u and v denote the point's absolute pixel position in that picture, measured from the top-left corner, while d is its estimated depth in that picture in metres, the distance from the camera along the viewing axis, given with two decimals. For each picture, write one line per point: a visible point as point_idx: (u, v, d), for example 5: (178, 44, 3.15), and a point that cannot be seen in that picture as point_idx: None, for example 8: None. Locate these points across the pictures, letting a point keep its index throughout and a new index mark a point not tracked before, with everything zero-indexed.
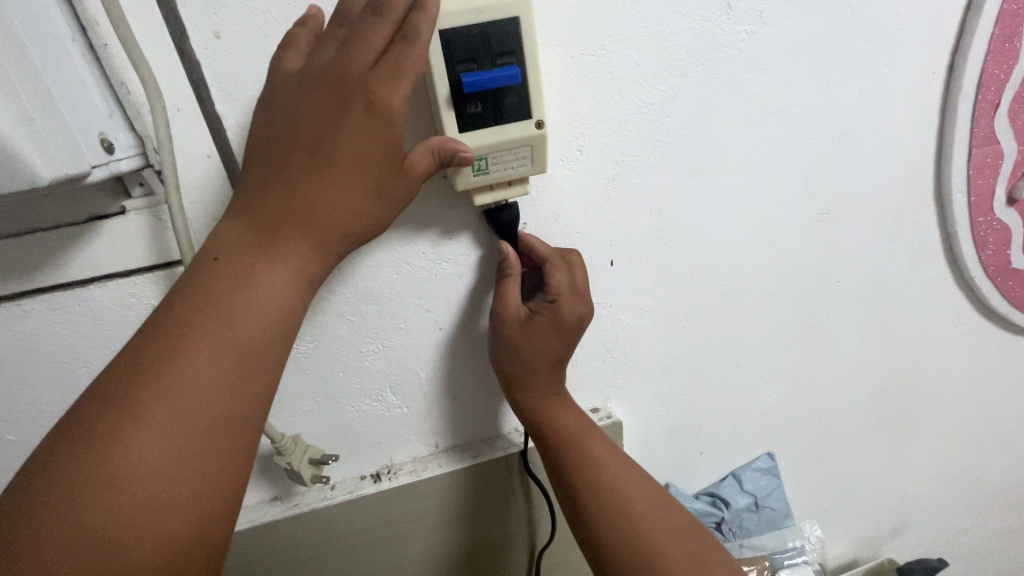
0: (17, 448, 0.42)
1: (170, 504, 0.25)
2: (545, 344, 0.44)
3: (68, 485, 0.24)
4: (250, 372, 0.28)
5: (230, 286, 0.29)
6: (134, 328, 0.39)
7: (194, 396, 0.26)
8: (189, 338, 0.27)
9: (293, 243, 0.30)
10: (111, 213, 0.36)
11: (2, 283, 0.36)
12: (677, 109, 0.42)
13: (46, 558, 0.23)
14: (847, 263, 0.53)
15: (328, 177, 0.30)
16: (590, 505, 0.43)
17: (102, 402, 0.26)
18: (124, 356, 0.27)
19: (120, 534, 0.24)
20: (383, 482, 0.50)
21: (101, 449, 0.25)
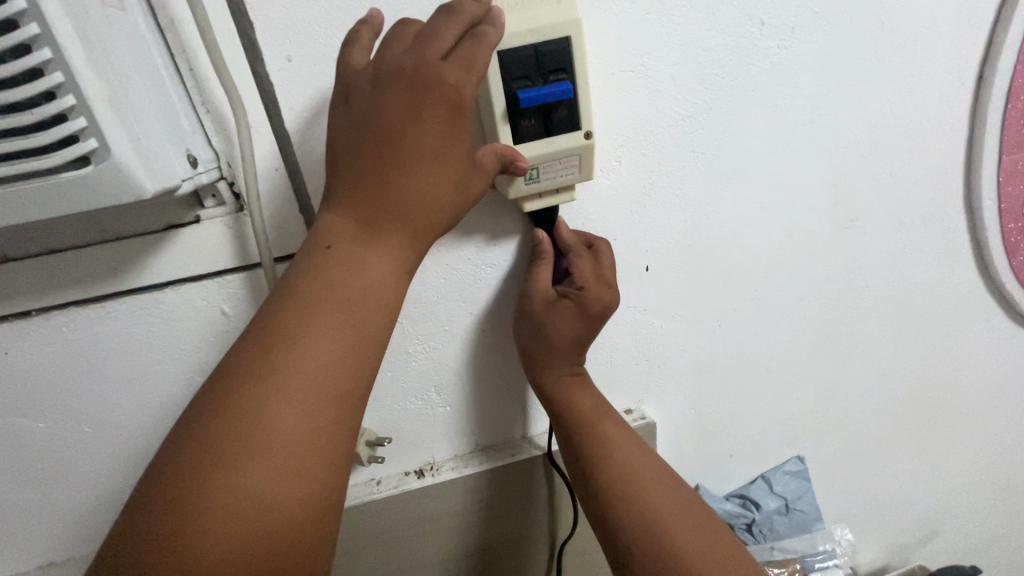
0: (94, 440, 0.45)
1: (294, 467, 0.28)
2: (565, 327, 0.45)
3: (212, 449, 0.28)
4: (350, 356, 0.31)
5: (335, 272, 0.31)
6: (207, 329, 0.43)
7: (309, 371, 0.29)
8: (301, 323, 0.30)
9: (387, 234, 0.32)
10: (186, 222, 0.39)
11: (89, 287, 0.39)
12: (712, 121, 0.44)
13: (203, 509, 0.27)
14: (876, 269, 0.54)
15: (415, 166, 0.31)
16: (602, 480, 0.46)
17: (234, 377, 0.29)
18: (248, 336, 0.31)
19: (258, 491, 0.27)
20: (426, 478, 0.53)
21: (235, 419, 0.28)
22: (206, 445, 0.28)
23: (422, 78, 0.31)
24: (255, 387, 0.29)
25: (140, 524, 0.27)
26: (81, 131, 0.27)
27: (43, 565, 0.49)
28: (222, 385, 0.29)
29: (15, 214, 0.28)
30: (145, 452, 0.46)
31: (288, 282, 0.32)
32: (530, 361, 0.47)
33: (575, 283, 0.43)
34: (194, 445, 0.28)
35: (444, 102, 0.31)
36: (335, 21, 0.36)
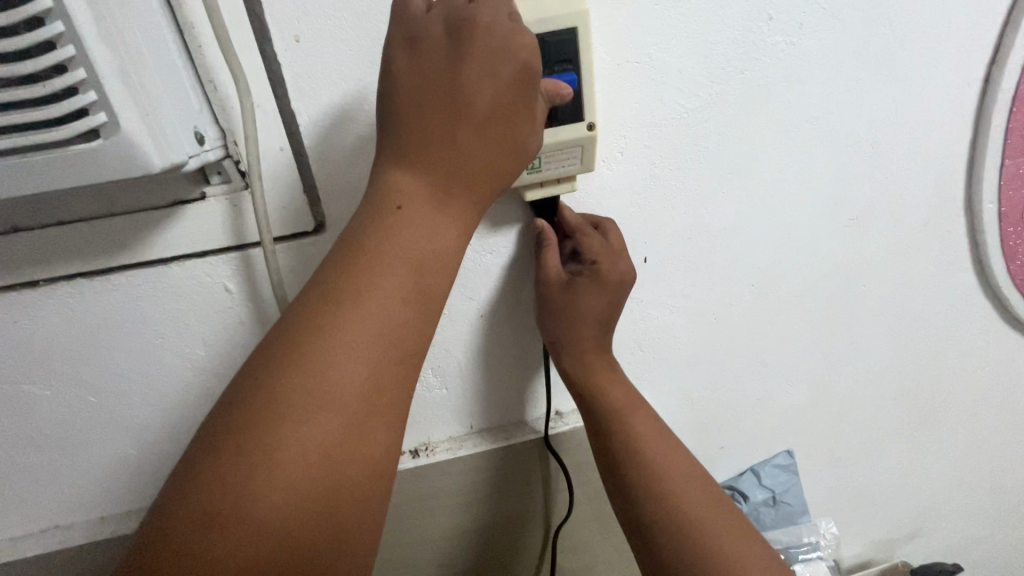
0: (98, 409, 0.46)
1: (358, 410, 0.29)
2: (591, 305, 0.45)
3: (280, 388, 0.28)
4: (411, 305, 0.31)
5: (397, 224, 0.32)
6: (209, 304, 0.43)
7: (375, 315, 0.30)
8: (365, 271, 0.31)
9: (445, 190, 0.33)
10: (192, 198, 0.40)
11: (94, 259, 0.40)
12: (715, 114, 0.44)
13: (273, 445, 0.27)
14: (874, 268, 0.54)
15: (474, 122, 0.32)
16: (629, 473, 0.45)
17: (300, 323, 0.30)
18: (314, 286, 0.31)
19: (323, 430, 0.28)
20: (421, 457, 0.54)
21: (303, 360, 0.29)
22: (272, 387, 0.28)
23: (482, 40, 0.32)
24: (321, 330, 0.29)
25: (201, 481, 0.27)
26: (92, 106, 0.28)
27: (47, 529, 0.51)
28: (288, 331, 0.30)
29: (27, 183, 0.29)
30: (147, 422, 0.48)
31: (351, 234, 0.32)
32: (557, 354, 0.48)
33: (586, 259, 0.43)
34: (260, 388, 0.29)
35: (503, 62, 0.32)
36: (343, 3, 0.36)
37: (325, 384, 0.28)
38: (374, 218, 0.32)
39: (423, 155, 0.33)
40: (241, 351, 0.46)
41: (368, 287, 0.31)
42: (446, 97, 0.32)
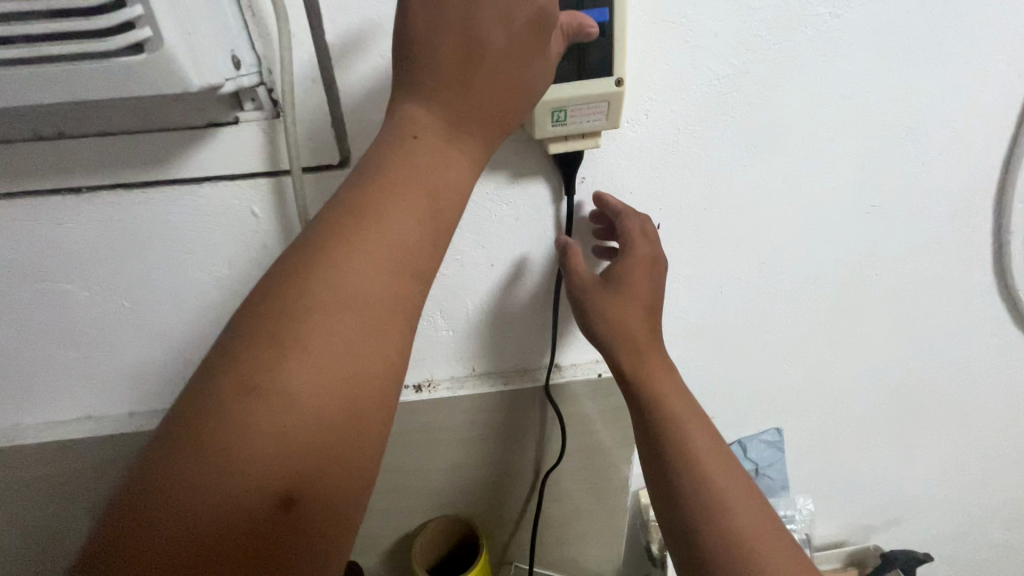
0: (131, 315, 0.50)
1: (369, 321, 0.31)
2: (643, 287, 0.45)
3: (300, 295, 0.31)
4: (425, 229, 0.33)
5: (416, 154, 0.34)
6: (237, 225, 0.46)
7: (391, 235, 0.32)
8: (382, 191, 0.33)
9: (466, 125, 0.35)
10: (225, 122, 0.41)
11: (132, 172, 0.43)
12: (747, 84, 0.43)
13: (289, 344, 0.30)
14: (891, 259, 0.54)
15: (491, 57, 0.33)
16: (681, 481, 0.44)
17: (320, 239, 0.32)
18: (334, 207, 0.33)
19: (336, 335, 0.30)
20: (423, 393, 0.56)
21: (322, 271, 0.31)
22: (292, 294, 0.31)
23: None
24: (341, 246, 0.32)
25: (223, 374, 0.29)
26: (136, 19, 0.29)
27: (82, 418, 0.56)
28: (308, 245, 0.32)
29: (77, 89, 0.31)
30: (175, 331, 0.51)
31: (372, 163, 0.34)
32: (611, 354, 0.46)
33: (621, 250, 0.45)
34: (281, 295, 0.31)
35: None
36: None
37: (322, 363, 0.30)
38: (394, 146, 0.34)
39: (451, 127, 0.34)
40: (263, 274, 0.48)
41: (391, 215, 0.33)
42: (463, 38, 0.33)
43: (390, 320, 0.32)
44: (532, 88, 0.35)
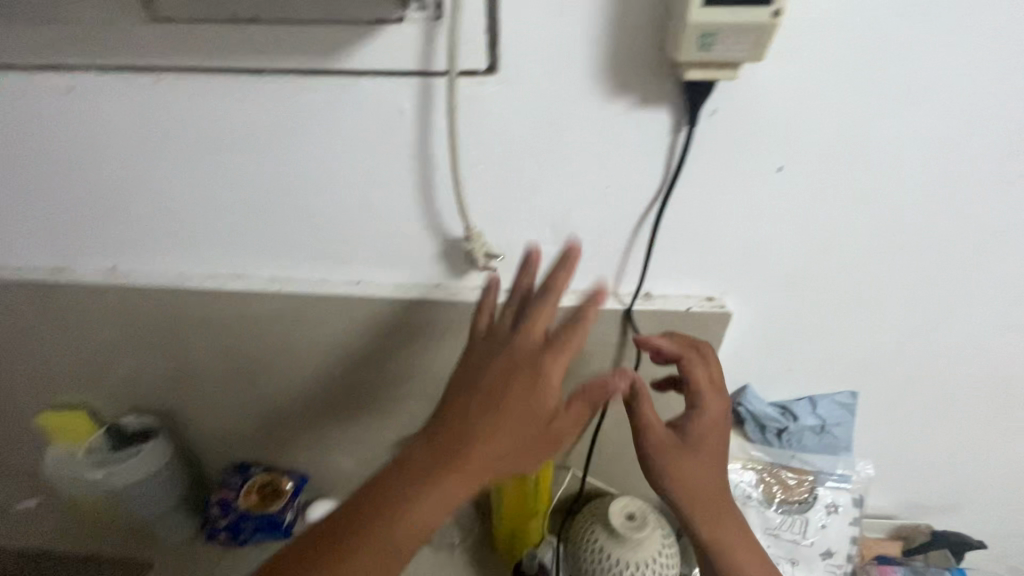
0: (285, 189, 0.58)
1: (493, 432, 0.50)
2: (710, 446, 0.56)
3: (455, 428, 0.51)
4: (527, 385, 0.52)
5: (523, 376, 0.52)
6: (386, 118, 0.51)
7: (508, 404, 0.51)
8: (496, 395, 0.52)
9: (550, 362, 0.52)
10: (392, 19, 0.44)
11: (307, 59, 0.48)
12: (905, 31, 0.43)
13: (441, 458, 0.50)
14: (1010, 232, 0.54)
15: (561, 351, 0.53)
16: (712, 545, 0.58)
17: (459, 405, 0.53)
18: (459, 399, 0.53)
19: (481, 438, 0.50)
20: (520, 298, 0.61)
21: (458, 442, 0.50)
22: (450, 426, 0.51)
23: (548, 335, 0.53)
24: (477, 411, 0.51)
25: (409, 466, 0.50)
26: None
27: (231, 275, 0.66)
28: (448, 404, 0.53)
29: None
30: (319, 209, 0.59)
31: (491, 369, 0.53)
32: (679, 505, 0.57)
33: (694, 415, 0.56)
34: (443, 421, 0.52)
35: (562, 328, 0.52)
36: None
37: (511, 434, 0.50)
38: (513, 353, 0.54)
39: (534, 366, 0.52)
40: (400, 166, 0.54)
41: (508, 404, 0.51)
42: (530, 368, 0.52)
43: (517, 398, 0.51)
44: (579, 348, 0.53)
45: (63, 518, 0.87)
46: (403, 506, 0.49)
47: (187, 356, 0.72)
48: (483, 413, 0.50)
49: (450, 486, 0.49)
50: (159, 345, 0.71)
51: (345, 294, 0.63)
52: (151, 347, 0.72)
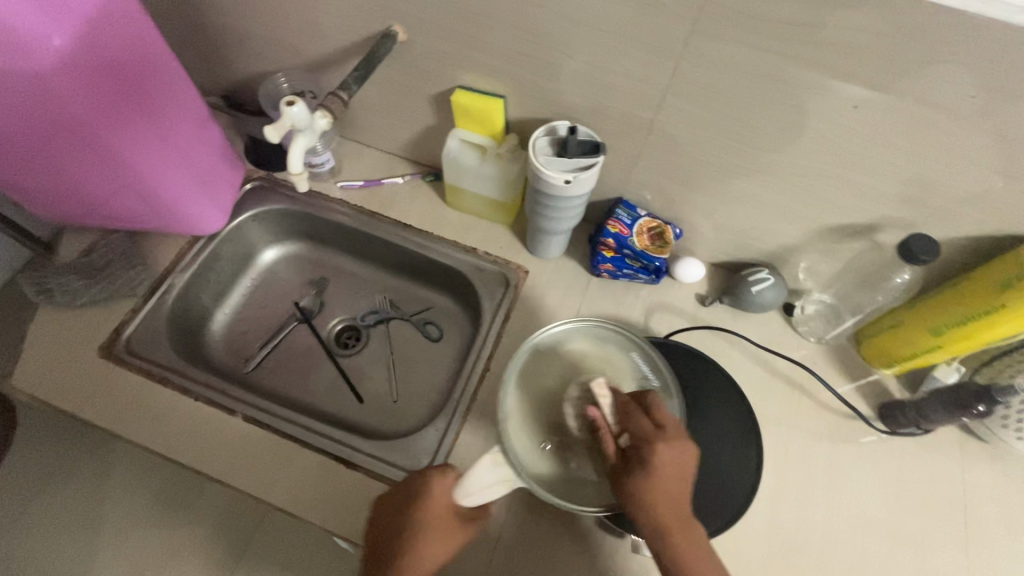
0: None
1: (418, 503, 0.58)
2: (666, 471, 0.54)
3: (411, 523, 0.57)
4: (447, 506, 0.58)
5: (423, 483, 0.59)
6: None
7: (439, 499, 0.58)
8: (416, 496, 0.58)
9: (450, 532, 0.58)
10: None
11: None
12: None
13: (412, 516, 0.57)
14: None
15: (451, 536, 0.58)
16: (646, 526, 0.54)
17: (402, 514, 0.58)
18: (397, 519, 0.58)
19: (420, 519, 0.57)
20: None
21: (411, 503, 0.58)
22: (409, 518, 0.57)
23: (437, 540, 0.57)
24: (412, 504, 0.58)
25: (407, 525, 0.57)
26: None
27: None
28: (409, 527, 0.57)
29: None
30: None
31: (414, 539, 0.56)
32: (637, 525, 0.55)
33: (639, 458, 0.55)
34: (409, 510, 0.58)
35: (451, 533, 0.58)
36: None
37: (444, 492, 0.59)
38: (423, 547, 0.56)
39: (448, 529, 0.58)
40: None
41: (428, 493, 0.58)
42: (445, 529, 0.57)
43: (439, 482, 0.59)
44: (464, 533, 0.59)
45: (432, 201, 0.89)
46: (406, 524, 0.57)
47: (679, 62, 0.62)
48: (439, 495, 0.58)
49: (437, 497, 0.58)
50: (655, 38, 0.61)
51: (989, 20, 0.48)
52: (650, 40, 0.61)
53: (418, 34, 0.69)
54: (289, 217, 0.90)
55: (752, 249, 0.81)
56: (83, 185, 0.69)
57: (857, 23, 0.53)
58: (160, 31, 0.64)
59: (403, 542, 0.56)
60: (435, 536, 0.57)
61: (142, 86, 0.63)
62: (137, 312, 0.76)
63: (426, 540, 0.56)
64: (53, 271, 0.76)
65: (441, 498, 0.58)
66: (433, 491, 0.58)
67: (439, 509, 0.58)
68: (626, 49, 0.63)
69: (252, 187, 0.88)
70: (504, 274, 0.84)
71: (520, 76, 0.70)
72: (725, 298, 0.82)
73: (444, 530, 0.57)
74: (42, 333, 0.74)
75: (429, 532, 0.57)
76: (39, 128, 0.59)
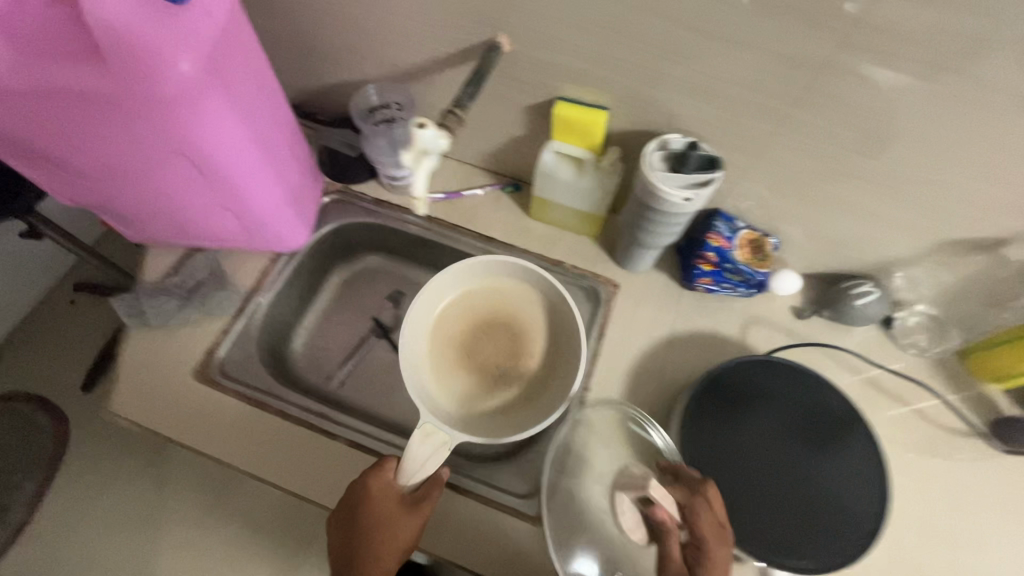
0: None
1: (359, 503, 0.62)
2: (721, 562, 0.57)
3: (363, 522, 0.61)
4: (389, 492, 0.62)
5: (360, 490, 0.62)
6: None
7: (380, 493, 0.62)
8: (360, 502, 0.62)
9: (405, 517, 0.61)
10: None
11: None
12: None
13: (360, 517, 0.62)
14: None
15: (408, 519, 0.62)
16: None
17: (354, 518, 0.62)
18: (354, 525, 0.62)
19: (366, 517, 0.61)
20: None
21: (357, 508, 0.62)
22: (359, 519, 0.62)
23: (392, 529, 0.61)
24: (358, 507, 0.62)
25: (362, 528, 0.61)
26: None
27: None
28: (363, 529, 0.61)
29: None
30: None
31: (371, 535, 0.61)
32: None
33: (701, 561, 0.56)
34: (356, 515, 0.62)
35: (406, 516, 0.62)
36: None
37: (382, 488, 0.62)
38: (384, 539, 0.61)
39: (400, 514, 0.62)
40: None
41: (367, 494, 0.62)
42: (397, 515, 0.62)
43: (373, 482, 0.62)
44: (417, 508, 0.62)
45: (516, 213, 0.87)
46: (359, 521, 0.61)
47: (811, 78, 0.59)
48: (377, 496, 0.62)
49: (376, 495, 0.62)
50: (788, 53, 0.57)
51: None
52: (782, 55, 0.58)
53: (522, 46, 0.67)
54: (367, 231, 0.88)
55: (852, 259, 0.79)
56: (181, 206, 0.66)
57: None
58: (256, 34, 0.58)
59: (367, 542, 0.61)
60: (390, 528, 0.61)
61: (252, 108, 0.60)
62: (227, 333, 0.75)
63: (381, 533, 0.61)
64: (145, 295, 0.74)
65: (383, 494, 0.62)
66: (370, 493, 0.62)
67: (384, 498, 0.62)
68: (751, 64, 0.60)
69: (331, 201, 0.86)
70: (593, 290, 0.82)
71: (628, 89, 0.67)
72: (824, 311, 0.80)
73: (394, 518, 0.61)
74: (137, 357, 0.72)
75: (382, 526, 0.61)
76: (150, 153, 0.56)
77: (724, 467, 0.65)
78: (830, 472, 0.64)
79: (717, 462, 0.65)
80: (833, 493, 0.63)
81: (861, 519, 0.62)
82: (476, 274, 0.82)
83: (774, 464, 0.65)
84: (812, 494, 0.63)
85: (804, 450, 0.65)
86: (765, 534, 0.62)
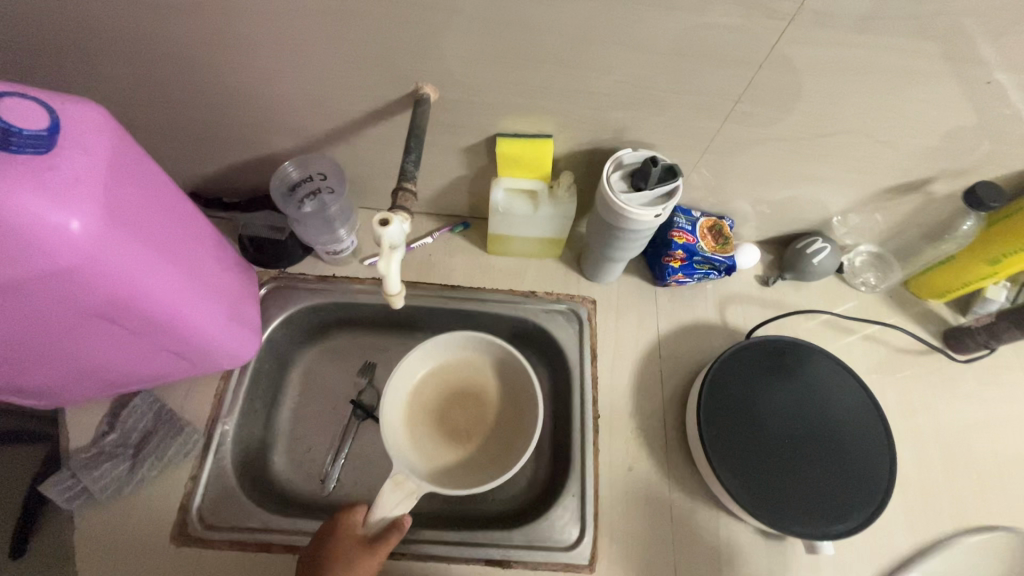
0: None
1: (319, 544, 0.60)
2: None
3: (320, 560, 0.58)
4: (351, 532, 0.60)
5: (327, 531, 0.60)
6: None
7: (343, 530, 0.60)
8: (322, 541, 0.60)
9: (360, 556, 0.57)
10: None
11: None
12: None
13: (317, 557, 0.59)
14: None
15: (362, 560, 0.57)
16: None
17: (312, 558, 0.59)
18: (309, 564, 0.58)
19: (325, 555, 0.58)
20: None
21: (319, 546, 0.59)
22: (318, 557, 0.58)
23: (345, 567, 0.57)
24: (321, 545, 0.59)
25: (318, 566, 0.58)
26: None
27: None
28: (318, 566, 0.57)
29: None
30: None
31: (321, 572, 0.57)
32: None
33: None
34: (317, 552, 0.59)
35: (364, 554, 0.58)
36: None
37: (347, 527, 0.60)
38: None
39: (356, 553, 0.58)
40: None
41: (332, 529, 0.60)
42: (353, 551, 0.58)
43: (342, 519, 0.61)
44: (374, 549, 0.58)
45: (472, 252, 0.83)
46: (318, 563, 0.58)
47: (750, 73, 0.59)
48: (340, 533, 0.59)
49: (341, 534, 0.59)
50: (726, 53, 0.57)
51: None
52: (720, 56, 0.57)
53: (450, 90, 0.62)
54: (318, 313, 0.79)
55: (800, 220, 0.83)
56: (113, 362, 0.56)
57: (946, 8, 0.51)
58: (155, 163, 0.50)
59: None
60: (344, 564, 0.57)
61: (170, 238, 0.51)
62: (198, 478, 0.65)
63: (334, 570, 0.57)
64: (84, 467, 0.63)
65: (351, 533, 0.60)
66: (337, 530, 0.60)
67: (350, 537, 0.59)
68: (691, 70, 0.59)
69: (268, 291, 0.77)
70: (573, 310, 0.79)
71: (569, 113, 0.64)
72: (787, 274, 0.84)
73: (353, 554, 0.58)
74: (97, 540, 0.61)
75: (337, 560, 0.57)
76: (59, 323, 0.47)
77: (765, 443, 0.68)
78: (860, 429, 0.70)
79: (758, 437, 0.68)
80: (858, 445, 0.69)
81: (882, 467, 0.68)
82: (454, 344, 0.78)
83: (809, 438, 0.69)
84: (837, 456, 0.68)
85: (835, 424, 0.70)
86: (817, 504, 0.65)
